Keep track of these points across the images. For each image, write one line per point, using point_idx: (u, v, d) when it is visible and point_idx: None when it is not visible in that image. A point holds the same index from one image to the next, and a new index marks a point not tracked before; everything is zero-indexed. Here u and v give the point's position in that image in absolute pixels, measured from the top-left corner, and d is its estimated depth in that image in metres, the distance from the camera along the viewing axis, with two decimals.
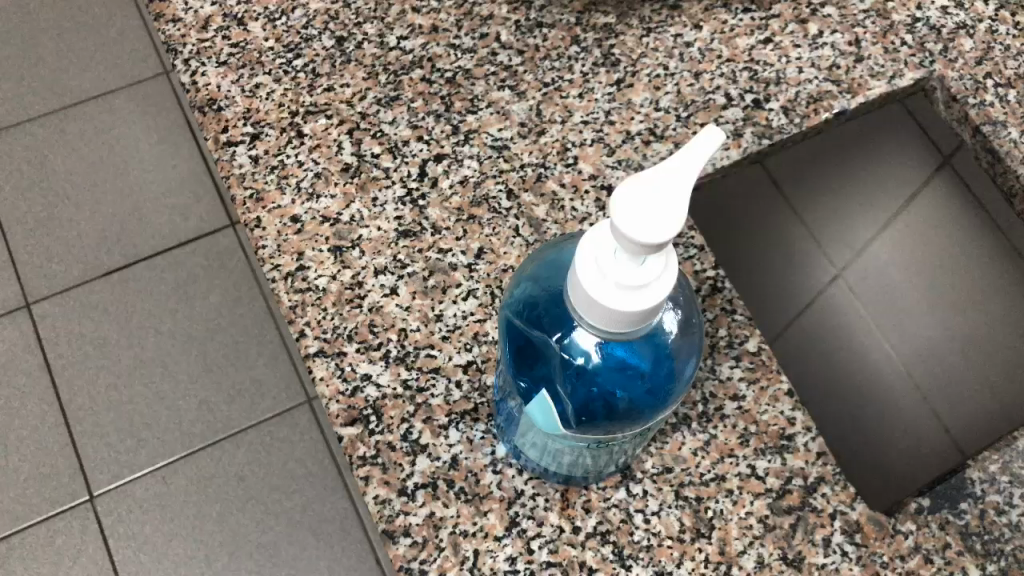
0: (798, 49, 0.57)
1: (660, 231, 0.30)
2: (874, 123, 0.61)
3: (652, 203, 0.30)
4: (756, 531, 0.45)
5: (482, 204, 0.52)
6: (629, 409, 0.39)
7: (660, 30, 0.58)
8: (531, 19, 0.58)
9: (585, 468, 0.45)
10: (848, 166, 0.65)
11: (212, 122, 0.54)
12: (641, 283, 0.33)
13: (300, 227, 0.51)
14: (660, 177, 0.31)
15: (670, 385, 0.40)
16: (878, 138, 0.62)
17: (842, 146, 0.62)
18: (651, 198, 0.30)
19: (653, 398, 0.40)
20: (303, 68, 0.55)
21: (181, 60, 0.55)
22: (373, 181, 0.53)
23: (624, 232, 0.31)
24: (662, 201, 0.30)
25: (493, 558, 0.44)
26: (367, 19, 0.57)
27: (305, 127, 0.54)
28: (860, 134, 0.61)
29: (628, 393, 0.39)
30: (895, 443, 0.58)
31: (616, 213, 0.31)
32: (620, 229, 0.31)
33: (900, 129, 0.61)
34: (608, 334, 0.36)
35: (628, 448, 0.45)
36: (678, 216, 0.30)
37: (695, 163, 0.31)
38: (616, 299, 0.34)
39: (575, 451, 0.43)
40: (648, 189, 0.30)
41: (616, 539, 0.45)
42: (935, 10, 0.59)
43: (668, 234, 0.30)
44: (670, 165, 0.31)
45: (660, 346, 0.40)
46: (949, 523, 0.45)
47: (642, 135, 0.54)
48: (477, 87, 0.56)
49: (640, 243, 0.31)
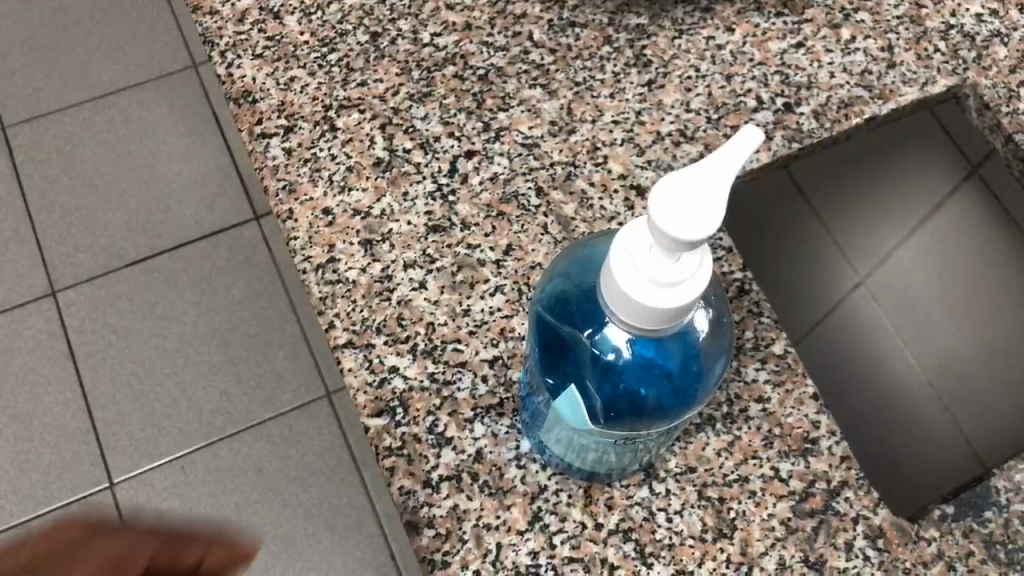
0: (830, 55, 0.57)
1: (699, 227, 0.31)
2: (901, 131, 0.60)
3: (693, 200, 0.31)
4: (778, 534, 0.45)
5: (511, 200, 0.53)
6: (654, 407, 0.40)
7: (691, 33, 0.58)
8: (564, 19, 0.58)
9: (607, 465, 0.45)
10: (876, 177, 0.65)
11: (246, 115, 0.55)
12: (675, 280, 0.33)
13: (330, 219, 0.52)
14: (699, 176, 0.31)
15: (697, 387, 0.40)
16: (904, 149, 0.62)
17: (869, 153, 0.62)
18: (691, 196, 0.31)
19: (681, 397, 0.40)
20: (337, 63, 0.56)
21: (218, 52, 0.56)
22: (405, 176, 0.53)
23: (661, 227, 0.31)
24: (703, 199, 0.31)
25: (516, 552, 0.45)
26: (402, 16, 0.58)
27: (338, 121, 0.54)
28: (890, 140, 0.61)
29: (654, 393, 0.39)
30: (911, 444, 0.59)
31: (656, 211, 0.31)
32: (658, 225, 0.31)
33: (927, 139, 0.60)
34: (639, 330, 0.36)
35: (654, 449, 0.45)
36: (716, 212, 0.31)
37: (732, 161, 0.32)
38: (649, 296, 0.34)
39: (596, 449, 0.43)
40: (687, 187, 0.31)
41: (638, 536, 0.45)
42: (970, 18, 0.58)
43: (705, 232, 0.31)
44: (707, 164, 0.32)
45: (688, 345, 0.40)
46: (972, 531, 0.45)
47: (672, 136, 0.55)
48: (508, 85, 0.56)
49: (679, 241, 0.31)
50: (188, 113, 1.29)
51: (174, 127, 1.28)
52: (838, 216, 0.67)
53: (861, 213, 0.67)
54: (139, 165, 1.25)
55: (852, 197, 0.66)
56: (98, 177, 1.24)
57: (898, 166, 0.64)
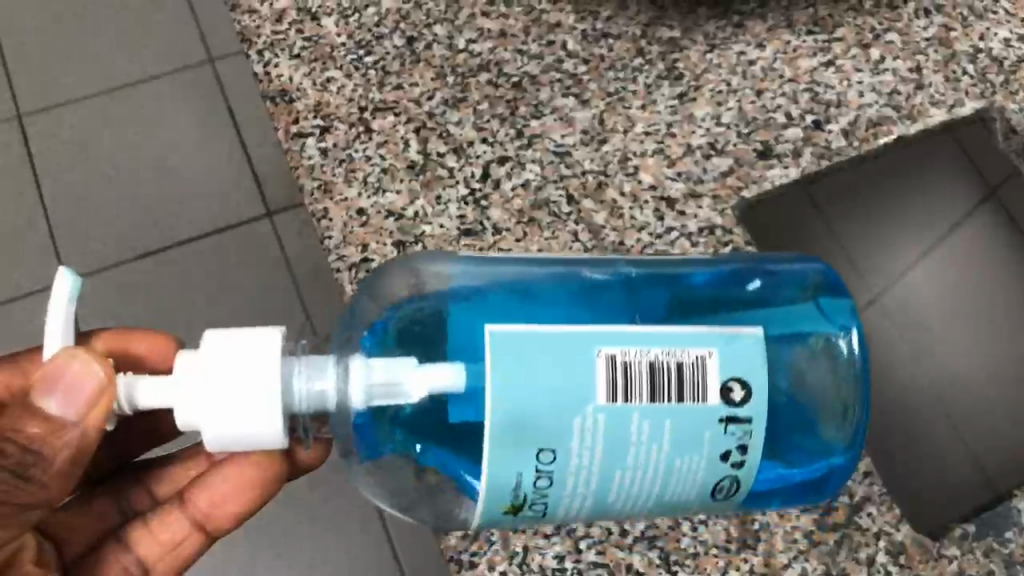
0: (860, 74, 0.57)
1: (223, 383, 0.30)
2: (913, 152, 0.57)
3: (219, 364, 0.30)
4: (802, 545, 0.47)
5: (542, 207, 0.55)
6: (446, 325, 0.33)
7: (724, 46, 0.58)
8: (598, 29, 0.59)
9: (754, 433, 0.31)
10: (882, 189, 0.56)
11: (284, 112, 0.59)
12: (235, 433, 0.30)
13: (364, 219, 0.55)
14: (155, 390, 0.31)
15: (658, 278, 0.37)
16: (914, 166, 0.57)
17: (876, 169, 0.56)
18: (221, 363, 0.30)
19: (637, 296, 0.36)
20: (373, 66, 0.59)
21: (256, 51, 0.60)
22: (439, 179, 0.56)
23: (227, 406, 0.30)
24: (226, 367, 0.30)
25: (542, 554, 0.48)
26: (437, 21, 0.60)
27: (373, 123, 0.57)
28: (896, 160, 0.57)
29: (439, 316, 0.34)
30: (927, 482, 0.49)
31: (219, 379, 0.30)
32: (218, 397, 0.30)
33: (938, 164, 0.57)
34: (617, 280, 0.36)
35: (841, 385, 0.36)
36: (215, 374, 0.30)
37: (66, 303, 0.31)
38: (236, 439, 0.30)
39: (668, 459, 0.31)
40: (212, 359, 0.30)
41: (663, 544, 0.48)
42: (998, 42, 0.58)
43: (215, 378, 0.30)
44: (178, 377, 0.30)
45: (402, 282, 0.37)
46: (993, 550, 0.47)
47: (702, 149, 0.56)
48: (542, 93, 0.57)
49: (228, 414, 0.30)
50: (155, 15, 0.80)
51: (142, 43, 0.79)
52: (848, 226, 0.56)
53: (876, 220, 0.56)
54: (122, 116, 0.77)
55: (863, 206, 0.56)
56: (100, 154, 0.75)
57: (904, 201, 0.56)
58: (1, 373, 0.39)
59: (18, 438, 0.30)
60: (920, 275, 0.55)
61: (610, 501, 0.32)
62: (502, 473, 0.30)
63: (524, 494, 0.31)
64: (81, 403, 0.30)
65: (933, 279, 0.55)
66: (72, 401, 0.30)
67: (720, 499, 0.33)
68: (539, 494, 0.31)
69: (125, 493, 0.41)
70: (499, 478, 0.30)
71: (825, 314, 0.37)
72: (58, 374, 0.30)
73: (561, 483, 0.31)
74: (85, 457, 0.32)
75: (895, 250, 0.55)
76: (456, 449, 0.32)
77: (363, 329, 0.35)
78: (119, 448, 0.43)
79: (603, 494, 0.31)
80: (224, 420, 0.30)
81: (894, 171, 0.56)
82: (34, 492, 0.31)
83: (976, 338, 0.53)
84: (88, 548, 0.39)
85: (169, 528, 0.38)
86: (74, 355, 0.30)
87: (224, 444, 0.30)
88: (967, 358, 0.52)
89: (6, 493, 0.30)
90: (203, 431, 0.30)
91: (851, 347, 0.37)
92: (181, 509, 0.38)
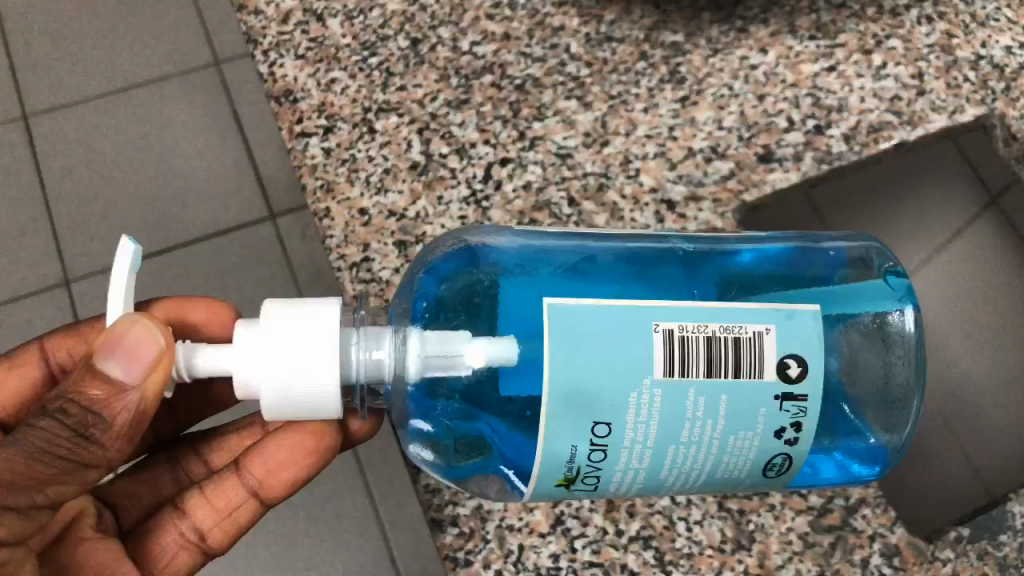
0: (862, 79, 0.57)
1: (278, 352, 0.36)
2: (921, 158, 0.58)
3: (270, 334, 0.36)
4: (796, 547, 0.48)
5: (542, 209, 0.55)
6: (499, 295, 0.37)
7: (726, 51, 0.59)
8: (601, 33, 0.60)
9: (806, 413, 0.36)
10: (892, 190, 0.58)
11: (287, 113, 0.59)
12: (294, 394, 0.36)
13: (367, 220, 0.55)
14: (214, 357, 0.37)
15: (702, 251, 0.41)
16: (922, 171, 0.58)
17: (884, 171, 0.58)
18: (272, 333, 0.36)
19: (692, 269, 0.39)
20: (377, 67, 0.59)
21: (261, 51, 0.61)
22: (440, 180, 0.56)
23: (284, 370, 0.36)
24: (277, 336, 0.36)
25: (538, 554, 0.48)
26: (442, 23, 0.60)
27: (377, 123, 0.58)
28: (906, 163, 0.58)
29: (494, 286, 0.37)
30: (920, 480, 0.50)
31: (271, 347, 0.36)
32: (274, 362, 0.36)
33: (945, 169, 0.58)
34: (681, 259, 0.40)
35: (890, 367, 0.41)
36: (268, 343, 0.36)
37: (127, 273, 0.36)
38: (295, 401, 0.36)
39: (721, 434, 0.35)
40: (265, 330, 0.36)
41: (658, 544, 0.48)
42: (1000, 49, 0.58)
43: (268, 347, 0.36)
44: (237, 346, 0.36)
45: (456, 249, 0.41)
46: (987, 554, 0.46)
47: (704, 152, 0.56)
48: (545, 95, 0.58)
49: (286, 377, 0.36)
50: (160, 21, 0.84)
51: (150, 47, 0.83)
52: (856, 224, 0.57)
53: (883, 220, 0.58)
54: (130, 123, 0.81)
55: (875, 205, 0.58)
56: (110, 160, 0.80)
57: (913, 188, 0.59)
58: (63, 340, 0.46)
59: (82, 400, 0.35)
60: (930, 276, 0.56)
61: (664, 474, 0.36)
62: (564, 440, 0.34)
63: (578, 466, 0.35)
64: (141, 365, 0.35)
65: (937, 284, 0.56)
66: (133, 363, 0.35)
67: (771, 474, 0.37)
68: (593, 466, 0.36)
69: (182, 463, 0.48)
70: (555, 450, 0.35)
71: (883, 291, 0.41)
72: (120, 339, 0.34)
73: (615, 455, 0.35)
74: (145, 417, 0.36)
75: (905, 248, 0.57)
76: (511, 421, 0.36)
77: (416, 301, 0.39)
78: (179, 422, 0.50)
79: (656, 468, 0.36)
80: (281, 384, 0.36)
81: (903, 174, 0.58)
82: (95, 450, 0.35)
83: (974, 343, 0.54)
84: (145, 514, 0.46)
85: (224, 497, 0.44)
86: (134, 323, 0.35)
87: (281, 407, 0.36)
88: (966, 358, 0.53)
89: (67, 450, 0.35)
90: (263, 393, 0.36)
91: (906, 328, 0.41)
92: (238, 478, 0.44)
